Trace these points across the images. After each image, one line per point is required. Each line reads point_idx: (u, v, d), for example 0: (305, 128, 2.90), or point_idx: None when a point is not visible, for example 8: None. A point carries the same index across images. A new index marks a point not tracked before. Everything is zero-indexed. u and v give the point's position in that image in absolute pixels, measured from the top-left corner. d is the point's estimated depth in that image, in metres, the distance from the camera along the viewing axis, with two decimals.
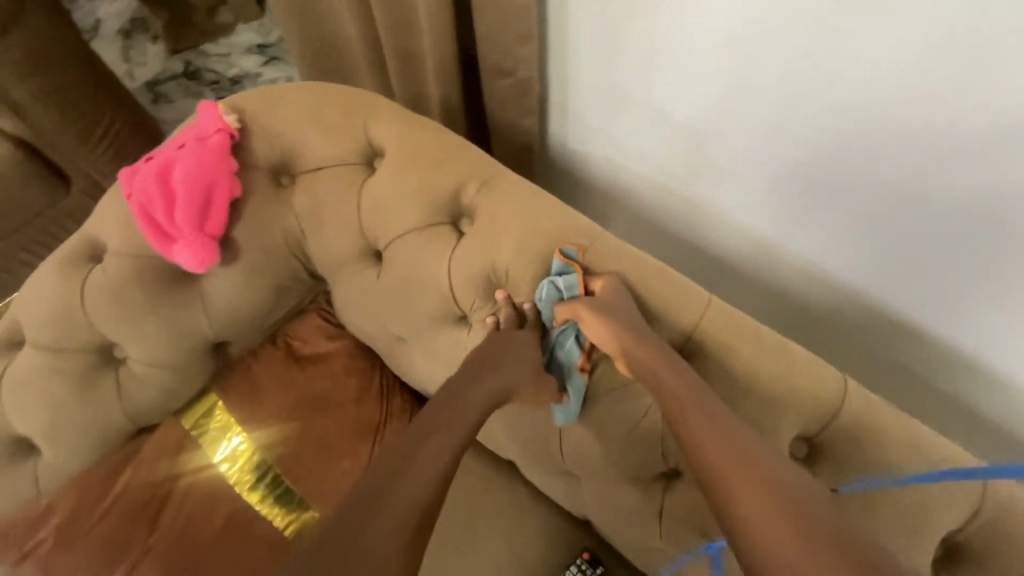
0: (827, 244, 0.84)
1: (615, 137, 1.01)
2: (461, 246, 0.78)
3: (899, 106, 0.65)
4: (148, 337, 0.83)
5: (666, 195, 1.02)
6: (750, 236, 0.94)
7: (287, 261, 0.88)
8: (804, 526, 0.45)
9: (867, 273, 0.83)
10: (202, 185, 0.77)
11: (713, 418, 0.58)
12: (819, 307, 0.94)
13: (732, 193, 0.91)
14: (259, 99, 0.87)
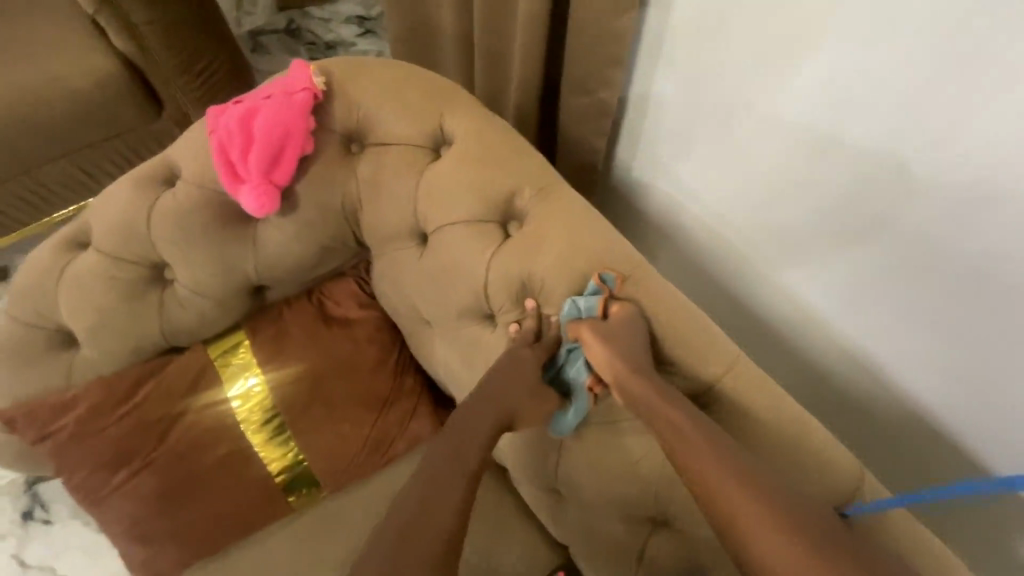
0: (877, 321, 0.79)
1: (677, 171, 0.99)
2: (503, 248, 0.79)
3: (994, 192, 0.60)
4: (200, 267, 0.89)
5: (716, 241, 0.99)
6: (794, 302, 0.90)
7: (339, 225, 0.92)
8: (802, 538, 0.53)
9: (910, 367, 0.78)
10: (278, 136, 0.81)
11: (715, 451, 0.59)
12: (851, 388, 0.88)
13: (786, 253, 0.87)
14: (347, 67, 0.90)
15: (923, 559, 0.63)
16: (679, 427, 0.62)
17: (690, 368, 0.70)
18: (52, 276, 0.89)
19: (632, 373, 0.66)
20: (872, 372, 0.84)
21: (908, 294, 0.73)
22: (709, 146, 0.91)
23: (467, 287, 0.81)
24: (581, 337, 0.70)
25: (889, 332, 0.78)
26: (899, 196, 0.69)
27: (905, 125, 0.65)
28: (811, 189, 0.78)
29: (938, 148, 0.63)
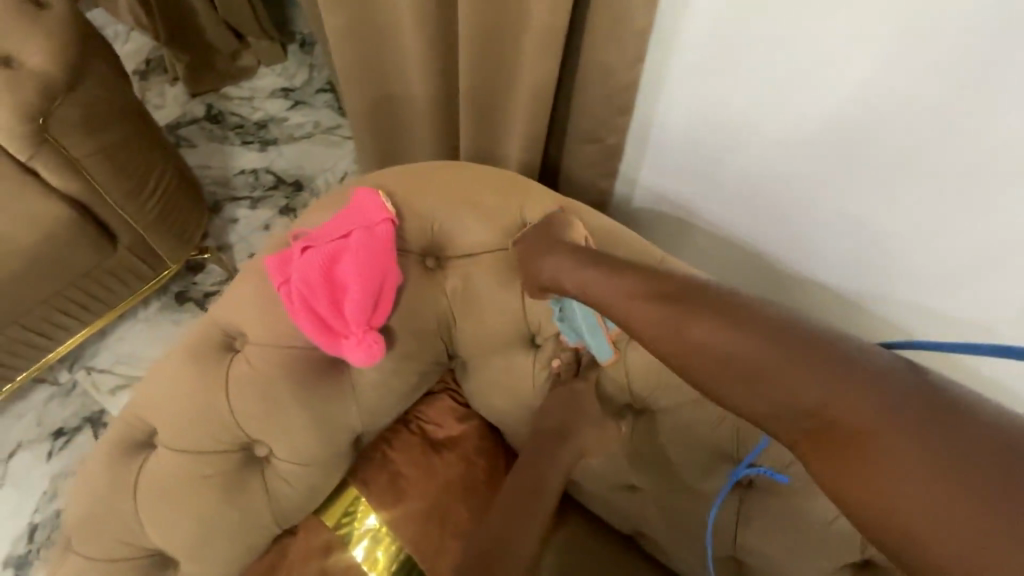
0: (908, 306, 0.86)
1: (697, 198, 1.02)
2: (634, 337, 0.80)
3: (984, 181, 0.68)
4: (298, 436, 0.79)
5: (750, 257, 1.03)
6: (836, 299, 0.95)
7: (433, 346, 0.87)
8: (784, 397, 0.52)
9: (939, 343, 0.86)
10: (375, 278, 0.75)
11: (710, 322, 0.58)
12: None
13: (822, 257, 0.91)
14: (408, 183, 0.86)
15: None
16: (700, 352, 0.58)
17: None
18: (127, 491, 0.76)
19: (678, 323, 0.60)
20: None
21: (947, 273, 0.78)
22: (722, 178, 0.96)
23: (602, 376, 0.83)
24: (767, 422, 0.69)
25: (936, 311, 0.83)
26: (913, 193, 0.74)
27: (906, 146, 0.71)
28: (839, 198, 0.82)
29: (954, 144, 0.67)
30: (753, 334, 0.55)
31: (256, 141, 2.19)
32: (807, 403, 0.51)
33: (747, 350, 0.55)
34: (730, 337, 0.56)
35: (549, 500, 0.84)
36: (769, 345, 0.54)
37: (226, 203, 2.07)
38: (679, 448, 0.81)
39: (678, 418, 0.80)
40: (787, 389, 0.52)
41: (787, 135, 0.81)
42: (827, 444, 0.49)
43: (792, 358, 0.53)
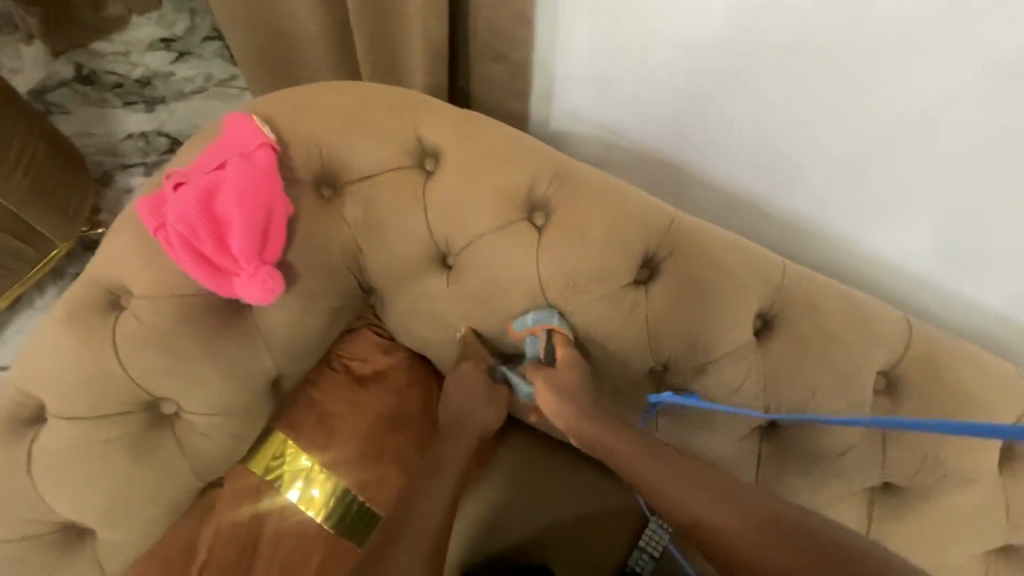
0: (809, 200, 0.92)
1: (621, 119, 1.01)
2: (543, 243, 0.77)
3: (873, 66, 0.72)
4: (205, 388, 0.75)
5: (671, 164, 1.03)
6: (759, 207, 0.99)
7: (342, 280, 0.83)
8: (725, 500, 0.62)
9: (836, 227, 0.93)
10: (260, 208, 0.70)
11: (666, 465, 0.67)
12: (830, 261, 1.00)
13: (744, 168, 0.95)
14: (290, 109, 0.80)
15: (972, 358, 0.76)
16: (665, 497, 0.65)
17: (752, 289, 0.76)
18: (23, 468, 0.71)
19: (641, 452, 0.69)
20: (825, 234, 0.96)
21: (855, 164, 0.83)
22: (628, 88, 0.95)
23: (515, 293, 0.79)
24: (671, 315, 0.76)
25: (842, 201, 0.89)
26: (813, 86, 0.78)
27: (804, 37, 0.74)
28: (759, 107, 0.85)
29: (848, 35, 0.71)
30: (742, 496, 0.62)
31: (140, 101, 1.96)
32: (726, 514, 0.61)
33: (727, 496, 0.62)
34: (677, 463, 0.67)
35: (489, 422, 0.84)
36: (765, 510, 0.60)
37: (117, 172, 1.88)
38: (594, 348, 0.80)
39: (592, 321, 0.78)
40: (726, 502, 0.62)
41: (702, 49, 0.82)
42: (768, 538, 0.57)
43: (760, 517, 0.59)
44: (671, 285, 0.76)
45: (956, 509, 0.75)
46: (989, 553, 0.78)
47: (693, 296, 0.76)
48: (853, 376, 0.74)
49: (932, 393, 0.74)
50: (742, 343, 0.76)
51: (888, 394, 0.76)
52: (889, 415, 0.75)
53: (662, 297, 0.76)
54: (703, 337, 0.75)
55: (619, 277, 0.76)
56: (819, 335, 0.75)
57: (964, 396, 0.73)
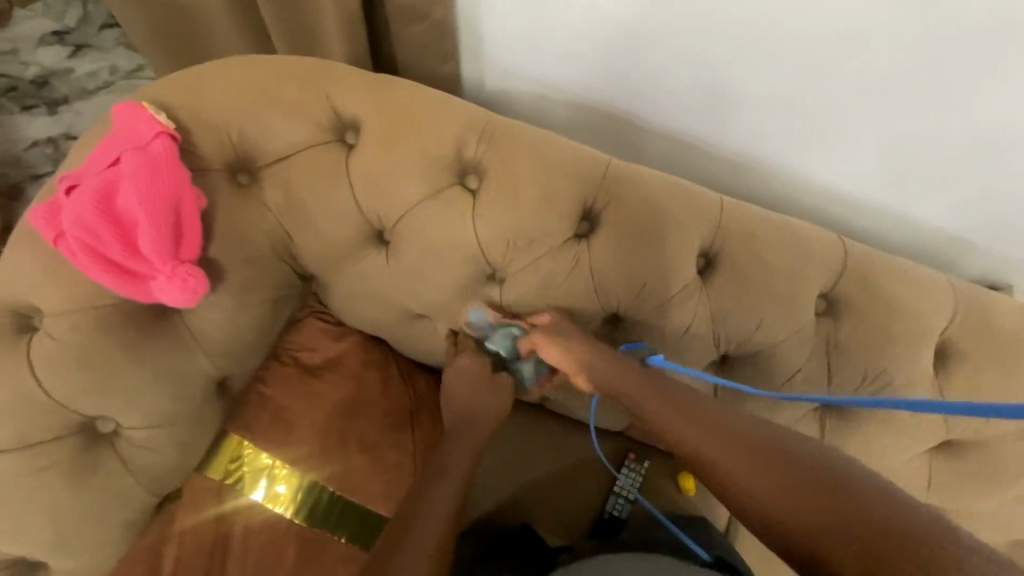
0: (751, 134, 0.92)
1: (554, 73, 0.98)
2: (479, 207, 0.75)
3: None
4: (141, 399, 0.71)
5: (608, 114, 1.01)
6: (704, 148, 0.99)
7: (274, 270, 0.79)
8: (727, 434, 0.61)
9: (778, 158, 0.94)
10: (166, 203, 0.65)
11: (671, 404, 0.66)
12: (776, 192, 1.01)
13: (688, 111, 0.93)
14: (189, 93, 0.74)
15: (902, 270, 0.78)
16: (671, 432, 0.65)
17: (691, 229, 0.76)
18: None
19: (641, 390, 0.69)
20: (766, 165, 0.96)
21: (792, 91, 0.83)
22: (555, 36, 0.91)
23: (457, 261, 0.77)
24: (616, 263, 0.75)
25: (783, 130, 0.89)
26: (743, 14, 0.76)
27: None
28: (698, 49, 0.83)
29: None
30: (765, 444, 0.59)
31: (40, 105, 1.63)
32: (725, 448, 0.60)
33: (733, 433, 0.61)
34: (679, 405, 0.66)
35: (490, 410, 0.83)
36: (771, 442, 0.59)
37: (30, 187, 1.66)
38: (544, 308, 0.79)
39: (538, 280, 0.77)
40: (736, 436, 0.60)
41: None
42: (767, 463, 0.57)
43: (768, 451, 0.58)
44: (611, 235, 0.75)
45: (899, 415, 0.78)
46: (930, 451, 0.83)
47: (633, 242, 0.75)
48: (795, 301, 0.76)
49: (868, 309, 0.76)
50: (685, 283, 0.76)
51: (827, 315, 0.77)
52: (831, 337, 0.77)
53: (604, 248, 0.75)
54: (648, 282, 0.76)
55: (559, 232, 0.75)
56: (760, 266, 0.76)
57: (898, 307, 0.76)
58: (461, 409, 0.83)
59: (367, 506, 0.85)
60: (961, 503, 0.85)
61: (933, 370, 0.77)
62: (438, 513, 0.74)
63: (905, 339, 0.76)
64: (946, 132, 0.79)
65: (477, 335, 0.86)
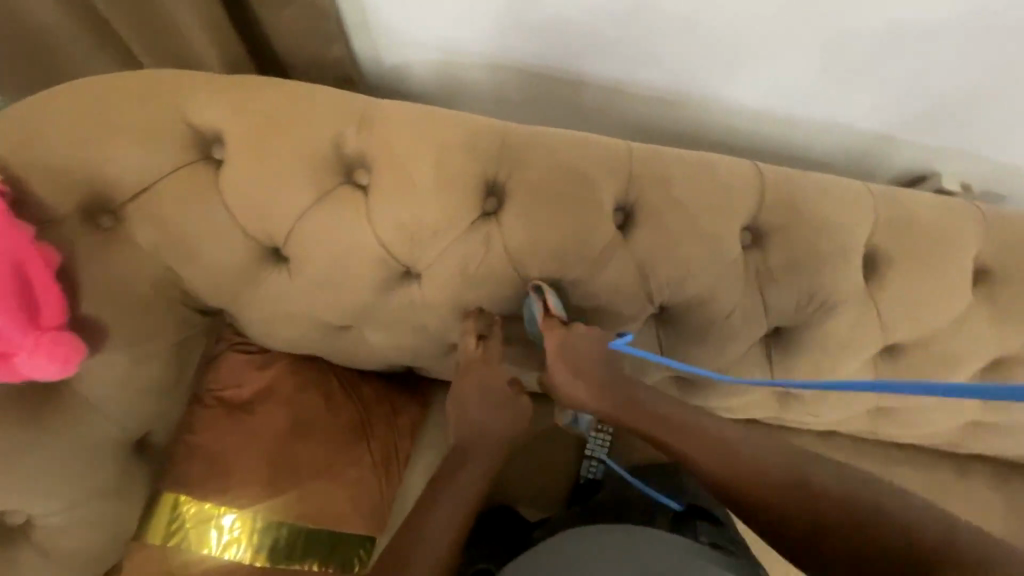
0: (670, 57, 0.86)
1: (446, 36, 0.89)
2: (375, 204, 0.69)
3: None
4: (45, 484, 0.66)
5: (513, 71, 0.93)
6: (625, 88, 0.93)
7: (167, 313, 0.72)
8: (684, 429, 0.67)
9: (699, 80, 0.89)
10: (7, 267, 0.57)
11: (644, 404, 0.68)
12: (704, 117, 0.97)
13: (605, 52, 0.86)
14: (14, 138, 0.64)
15: (821, 185, 0.76)
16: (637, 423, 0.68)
17: (603, 183, 0.72)
18: None
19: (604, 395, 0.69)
20: (689, 91, 0.91)
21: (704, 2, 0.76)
22: None
23: (363, 265, 0.72)
24: (532, 235, 0.71)
25: (702, 46, 0.83)
26: None
27: None
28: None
29: None
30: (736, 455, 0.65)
31: None
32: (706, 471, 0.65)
33: (678, 422, 0.68)
34: (635, 402, 0.68)
35: (502, 421, 0.77)
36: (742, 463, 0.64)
37: None
38: (467, 295, 0.75)
39: (453, 268, 0.72)
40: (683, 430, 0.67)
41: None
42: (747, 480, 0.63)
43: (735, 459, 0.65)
44: (520, 204, 0.71)
45: (838, 330, 0.78)
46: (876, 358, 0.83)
47: (545, 209, 0.71)
48: (719, 239, 0.73)
49: (792, 232, 0.74)
50: (606, 241, 0.72)
51: (754, 246, 0.75)
52: (762, 267, 0.75)
53: (515, 221, 0.71)
54: (567, 249, 0.72)
55: (464, 214, 0.70)
56: (678, 209, 0.73)
57: (822, 225, 0.74)
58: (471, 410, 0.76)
59: (331, 526, 0.83)
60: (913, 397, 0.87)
61: (865, 280, 0.77)
62: (444, 528, 0.71)
63: (833, 255, 0.74)
64: (876, 22, 0.75)
65: (407, 335, 0.82)
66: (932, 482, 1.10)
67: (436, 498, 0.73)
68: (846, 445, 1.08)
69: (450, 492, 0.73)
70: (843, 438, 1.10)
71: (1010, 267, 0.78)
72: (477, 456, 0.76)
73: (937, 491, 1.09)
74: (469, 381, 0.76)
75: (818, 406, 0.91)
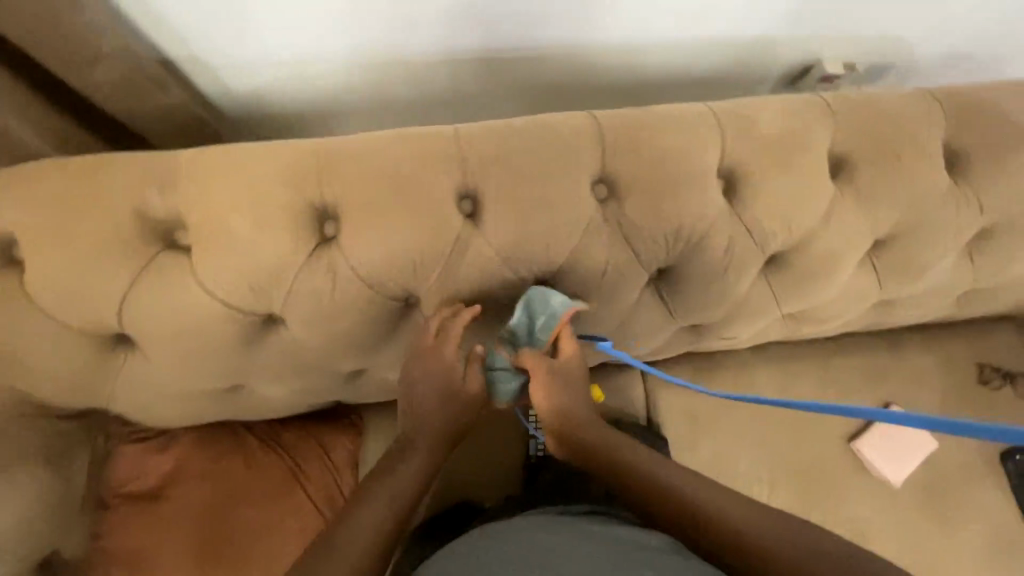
0: (494, 21, 0.82)
1: (258, 58, 0.83)
2: (201, 265, 0.65)
3: None
4: None
5: (343, 75, 0.88)
6: (466, 61, 0.89)
7: (27, 431, 0.70)
8: (657, 477, 0.69)
9: (533, 36, 0.86)
10: None
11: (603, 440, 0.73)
12: (555, 70, 0.93)
13: (432, 31, 0.82)
14: None
15: (661, 118, 0.74)
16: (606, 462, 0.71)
17: (436, 178, 0.68)
18: None
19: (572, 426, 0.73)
20: (527, 48, 0.88)
21: None
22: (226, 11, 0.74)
23: (213, 328, 0.68)
24: (376, 253, 0.68)
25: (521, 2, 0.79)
26: None
27: None
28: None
29: None
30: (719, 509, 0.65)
31: None
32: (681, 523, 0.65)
33: (648, 469, 0.70)
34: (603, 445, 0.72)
35: (439, 401, 0.72)
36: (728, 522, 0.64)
37: None
38: (337, 326, 0.72)
39: (309, 305, 0.69)
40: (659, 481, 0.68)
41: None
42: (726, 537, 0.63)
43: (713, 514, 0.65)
44: (358, 223, 0.67)
45: (715, 260, 0.77)
46: (763, 272, 0.83)
47: (385, 221, 0.67)
48: (570, 203, 0.71)
49: (640, 177, 0.72)
50: (456, 236, 0.69)
51: (609, 199, 0.73)
52: (622, 218, 0.73)
53: (354, 242, 0.67)
54: (418, 255, 0.69)
55: (299, 250, 0.66)
56: (521, 183, 0.70)
57: (669, 161, 0.72)
58: (417, 389, 0.72)
59: None
60: (814, 300, 0.87)
61: (728, 202, 0.75)
62: (381, 516, 0.65)
63: (688, 188, 0.73)
64: None
65: (296, 378, 0.79)
66: (867, 369, 1.12)
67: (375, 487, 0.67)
68: (774, 353, 1.11)
69: (389, 481, 0.68)
70: (771, 349, 1.12)
71: (866, 155, 0.77)
72: (420, 447, 0.71)
73: (873, 376, 1.12)
74: (415, 368, 0.72)
75: (727, 330, 0.91)
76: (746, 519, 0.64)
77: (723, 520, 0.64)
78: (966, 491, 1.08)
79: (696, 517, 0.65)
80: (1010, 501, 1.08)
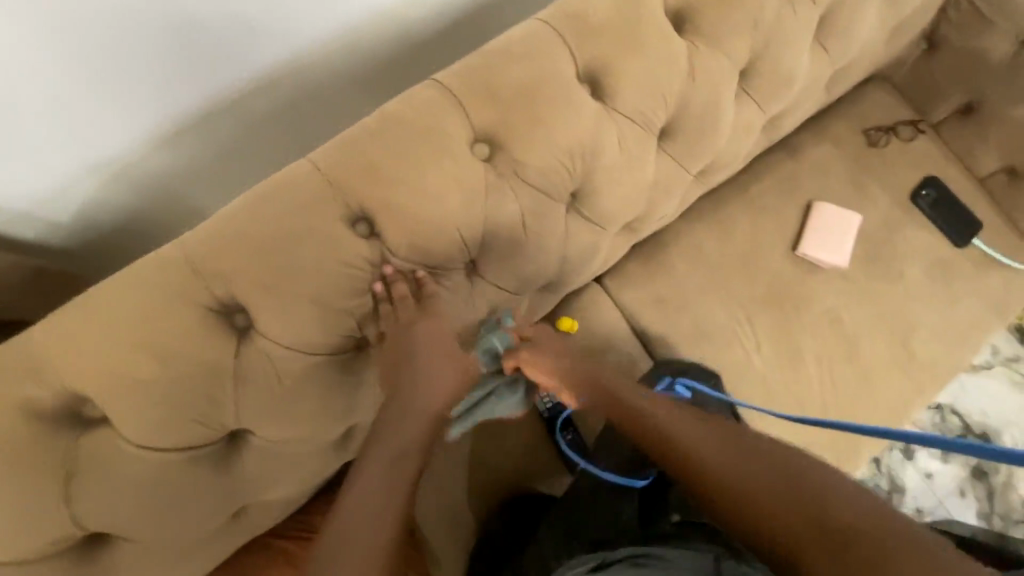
0: (288, 35, 0.74)
1: (50, 188, 0.71)
2: (129, 427, 0.58)
3: None
4: None
5: (158, 159, 0.78)
6: (278, 83, 0.80)
7: None
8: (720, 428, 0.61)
9: (335, 26, 0.78)
10: None
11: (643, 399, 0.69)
12: (373, 46, 0.87)
13: (225, 70, 0.73)
14: None
15: (502, 51, 0.71)
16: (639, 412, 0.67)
17: (318, 218, 0.63)
18: None
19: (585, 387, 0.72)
20: (335, 40, 0.81)
21: None
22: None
23: (181, 475, 0.63)
24: (299, 321, 0.63)
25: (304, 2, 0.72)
26: None
27: None
28: (162, 13, 0.61)
29: None
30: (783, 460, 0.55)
31: None
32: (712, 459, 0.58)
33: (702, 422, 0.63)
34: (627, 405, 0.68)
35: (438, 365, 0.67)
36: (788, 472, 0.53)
37: None
38: (303, 406, 0.68)
39: (265, 402, 0.65)
40: (720, 426, 0.62)
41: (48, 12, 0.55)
42: (759, 490, 0.53)
43: (769, 470, 0.54)
44: (266, 301, 0.62)
45: (614, 160, 0.77)
46: (660, 147, 0.85)
47: (292, 286, 0.62)
48: (459, 176, 0.68)
49: (511, 118, 0.70)
50: (369, 264, 0.66)
51: (492, 154, 0.70)
52: (514, 165, 0.71)
53: (272, 322, 0.62)
54: (343, 300, 0.65)
55: (223, 357, 0.61)
56: (403, 181, 0.66)
57: (528, 89, 0.70)
58: (410, 354, 0.66)
59: None
60: (713, 150, 0.90)
61: (601, 102, 0.75)
62: (372, 500, 0.60)
63: (560, 107, 0.71)
64: None
65: (292, 471, 0.75)
66: (781, 181, 1.19)
67: (358, 475, 0.62)
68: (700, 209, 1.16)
69: (377, 459, 0.63)
70: (697, 207, 1.17)
71: None
72: (411, 419, 0.66)
73: (788, 185, 1.19)
74: (416, 331, 0.66)
75: (655, 213, 0.93)
76: (825, 481, 0.52)
77: (795, 473, 0.53)
78: (897, 240, 1.20)
79: (749, 474, 0.55)
80: (932, 231, 1.21)
